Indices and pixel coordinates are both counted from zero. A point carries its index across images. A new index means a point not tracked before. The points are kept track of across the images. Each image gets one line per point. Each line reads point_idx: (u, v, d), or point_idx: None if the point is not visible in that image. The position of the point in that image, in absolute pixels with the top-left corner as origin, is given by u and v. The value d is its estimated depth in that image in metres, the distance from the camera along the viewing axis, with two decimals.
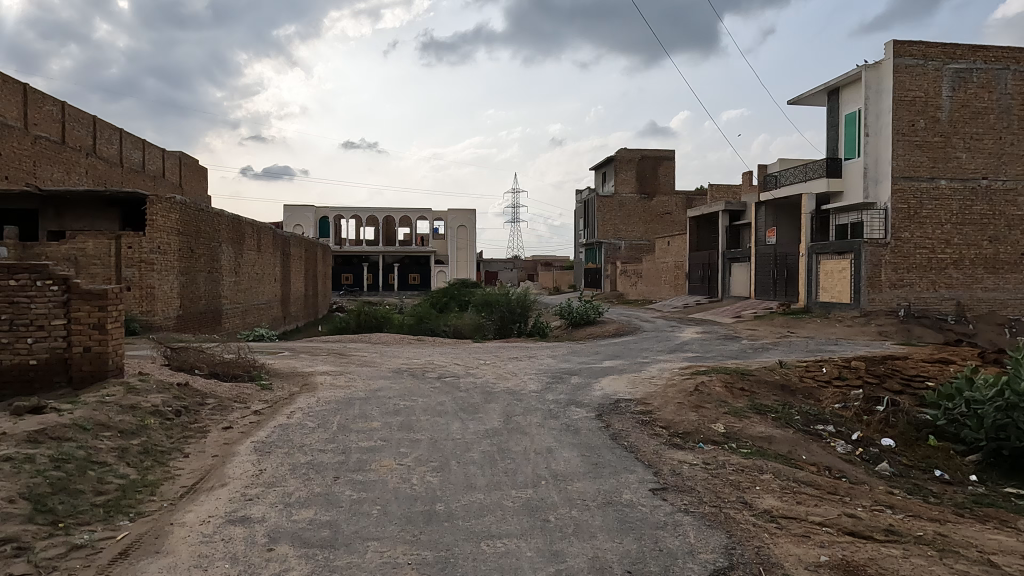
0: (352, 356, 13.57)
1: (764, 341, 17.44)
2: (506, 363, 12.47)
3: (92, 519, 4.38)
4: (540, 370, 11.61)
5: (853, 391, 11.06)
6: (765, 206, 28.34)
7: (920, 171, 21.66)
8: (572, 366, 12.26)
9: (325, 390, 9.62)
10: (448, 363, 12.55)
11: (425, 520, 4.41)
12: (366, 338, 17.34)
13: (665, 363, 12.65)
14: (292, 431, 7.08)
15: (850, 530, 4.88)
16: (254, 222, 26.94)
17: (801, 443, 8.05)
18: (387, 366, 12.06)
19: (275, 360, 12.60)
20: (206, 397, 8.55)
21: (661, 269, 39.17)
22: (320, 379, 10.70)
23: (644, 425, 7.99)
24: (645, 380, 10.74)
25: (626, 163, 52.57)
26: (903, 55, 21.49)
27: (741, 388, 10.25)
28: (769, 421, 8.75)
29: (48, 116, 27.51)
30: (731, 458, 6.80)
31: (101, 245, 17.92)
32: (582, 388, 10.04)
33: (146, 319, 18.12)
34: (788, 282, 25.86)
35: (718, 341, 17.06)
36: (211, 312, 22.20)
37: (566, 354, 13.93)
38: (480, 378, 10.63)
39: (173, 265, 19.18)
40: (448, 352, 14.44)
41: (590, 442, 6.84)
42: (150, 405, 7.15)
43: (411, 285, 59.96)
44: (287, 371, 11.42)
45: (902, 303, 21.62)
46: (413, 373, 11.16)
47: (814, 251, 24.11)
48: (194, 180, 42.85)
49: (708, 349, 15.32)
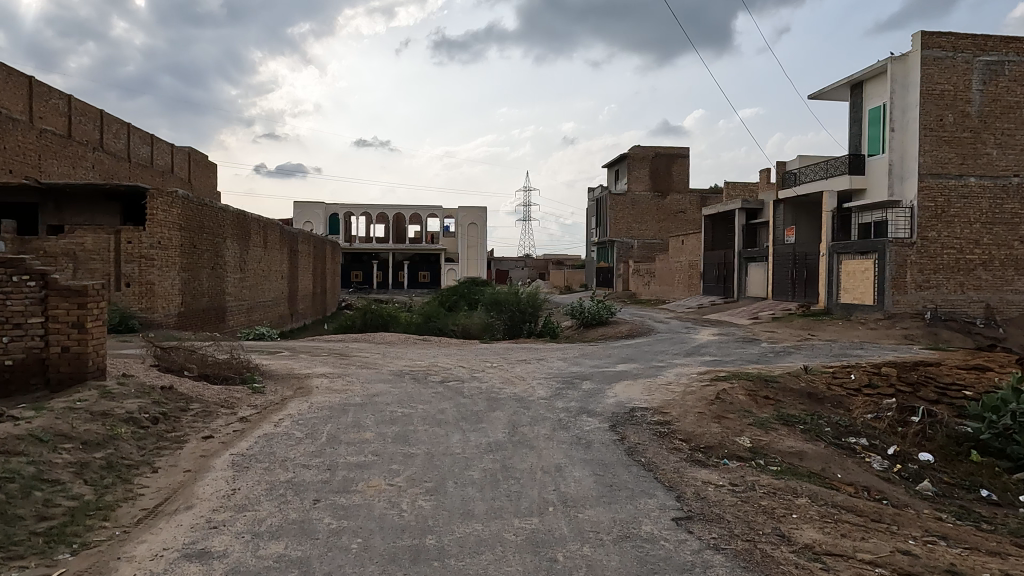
0: (353, 357, 13.00)
1: (785, 344, 16.67)
2: (514, 367, 11.81)
3: (27, 553, 3.80)
4: (549, 375, 10.93)
5: (885, 400, 10.31)
6: (784, 204, 27.46)
7: (949, 168, 20.77)
8: (584, 370, 11.61)
9: (320, 395, 9.03)
10: (453, 365, 11.94)
11: (411, 560, 3.77)
12: (370, 338, 16.75)
13: (682, 368, 11.94)
14: (276, 442, 6.46)
15: (907, 571, 4.19)
16: (259, 218, 26.48)
17: (835, 459, 7.36)
18: (389, 369, 11.44)
19: (272, 361, 12.02)
20: (191, 402, 7.97)
21: (674, 268, 38.36)
22: (316, 382, 10.10)
23: (663, 438, 7.32)
24: (661, 386, 10.05)
25: (639, 161, 51.80)
26: (932, 46, 20.63)
27: (765, 396, 9.54)
28: (798, 435, 8.04)
29: (54, 109, 27.16)
30: (761, 478, 6.10)
31: (100, 240, 17.48)
32: (594, 395, 9.36)
33: (145, 316, 17.68)
34: (808, 282, 25.01)
35: (736, 345, 16.30)
36: (214, 309, 21.73)
37: (578, 357, 13.23)
38: (487, 382, 9.99)
39: (174, 261, 18.72)
40: (454, 354, 13.81)
41: (604, 459, 6.17)
42: (124, 412, 6.58)
43: (421, 283, 59.58)
44: (283, 373, 10.82)
45: (928, 305, 20.74)
46: (414, 377, 10.52)
47: (835, 251, 23.26)
48: (203, 175, 42.52)
49: (727, 353, 14.59)
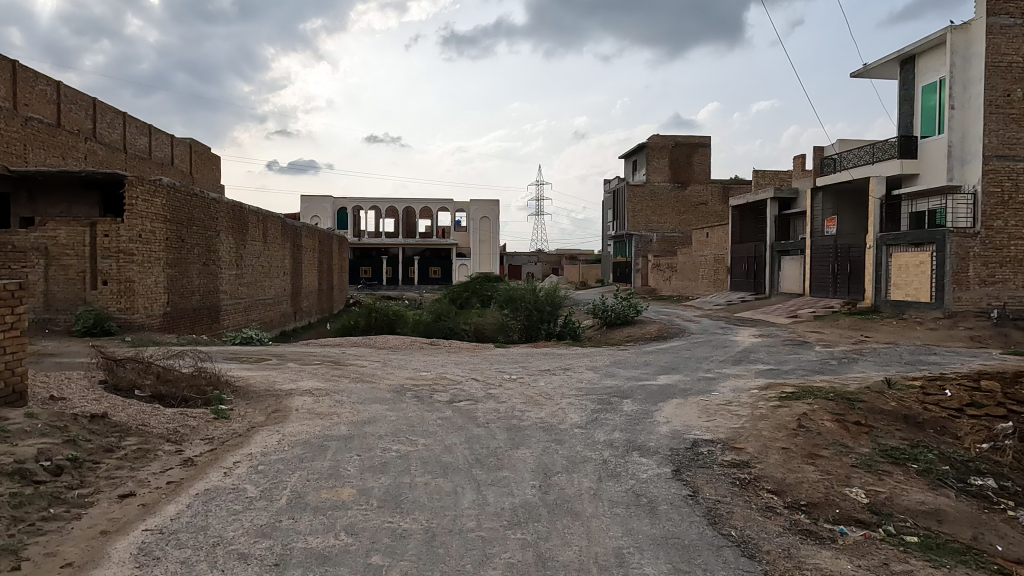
0: (349, 367, 11.17)
1: (842, 348, 14.64)
2: (537, 380, 9.90)
3: None
4: (581, 392, 9.03)
5: (998, 425, 8.35)
6: (823, 192, 25.26)
7: (1017, 149, 18.62)
8: (620, 384, 9.70)
9: (298, 422, 7.19)
10: (465, 377, 10.07)
11: None
12: (373, 342, 14.95)
13: (737, 382, 9.98)
14: (217, 507, 4.61)
15: None
16: (258, 209, 24.75)
17: (983, 519, 5.43)
18: (388, 384, 9.57)
19: (253, 375, 10.21)
20: (126, 437, 6.15)
21: (698, 262, 36.25)
22: (296, 402, 8.24)
23: (748, 491, 5.43)
24: (722, 409, 8.13)
25: (658, 150, 49.70)
26: (998, 13, 18.43)
27: (856, 421, 7.59)
28: (917, 480, 6.09)
29: (41, 96, 25.52)
30: (913, 566, 4.18)
31: (74, 233, 15.93)
32: (641, 421, 7.44)
33: (125, 318, 15.95)
34: (852, 277, 22.90)
35: (788, 349, 14.28)
36: (207, 308, 20.03)
37: (610, 367, 11.28)
38: (506, 405, 8.08)
39: (159, 257, 16.95)
40: (466, 361, 11.93)
41: (681, 536, 4.27)
42: (10, 463, 4.75)
43: (432, 278, 57.97)
44: (260, 390, 9.01)
45: (994, 303, 18.64)
46: (416, 395, 8.63)
47: (884, 242, 21.13)
48: (205, 168, 40.90)
49: (782, 360, 12.59)
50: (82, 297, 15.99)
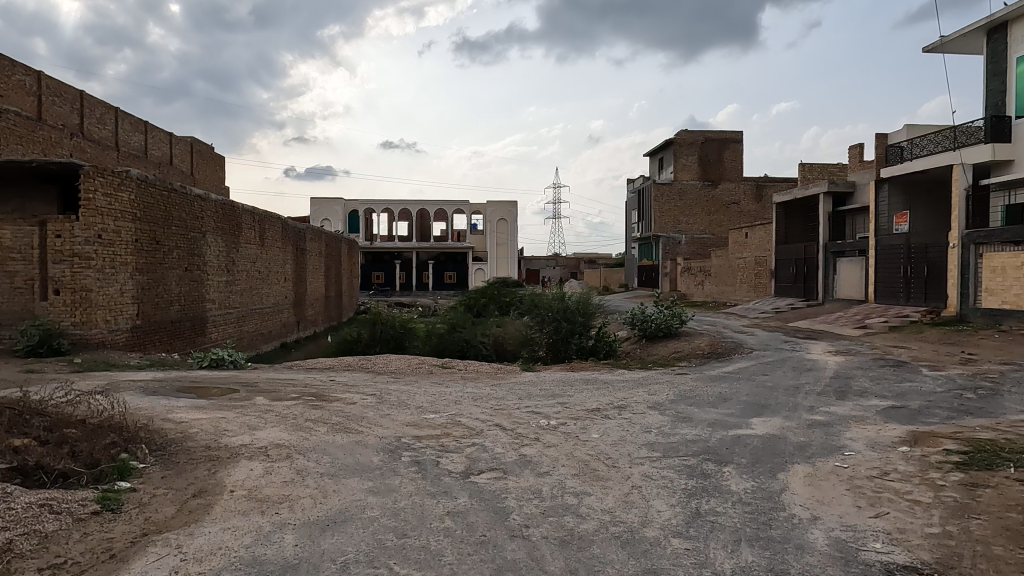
0: (333, 406, 8.43)
1: (958, 372, 11.63)
2: (587, 430, 7.07)
3: None
4: (657, 453, 6.21)
5: None
6: (891, 185, 22.17)
7: None
8: (706, 436, 6.85)
9: (216, 524, 4.43)
10: (485, 425, 7.27)
11: None
12: (369, 365, 12.21)
13: (868, 433, 7.08)
14: None
15: None
16: (254, 209, 22.20)
17: None
18: (378, 437, 6.78)
19: (199, 420, 7.52)
20: None
21: (735, 266, 33.18)
22: (237, 476, 5.49)
23: None
24: (885, 489, 5.25)
25: (686, 147, 46.68)
26: None
27: None
28: None
29: (19, 87, 23.20)
30: None
31: (21, 233, 13.52)
32: (775, 520, 4.58)
33: (81, 334, 13.49)
34: (930, 282, 19.82)
35: (892, 374, 11.28)
36: (190, 319, 17.54)
37: (680, 405, 8.44)
38: (550, 482, 5.28)
39: (125, 261, 14.40)
40: (485, 395, 9.14)
41: None
42: None
43: (448, 284, 55.42)
44: (194, 450, 6.26)
45: None
46: (417, 462, 5.86)
47: (972, 241, 18.09)
48: (207, 167, 38.65)
49: (898, 391, 9.64)
50: (30, 308, 13.55)
